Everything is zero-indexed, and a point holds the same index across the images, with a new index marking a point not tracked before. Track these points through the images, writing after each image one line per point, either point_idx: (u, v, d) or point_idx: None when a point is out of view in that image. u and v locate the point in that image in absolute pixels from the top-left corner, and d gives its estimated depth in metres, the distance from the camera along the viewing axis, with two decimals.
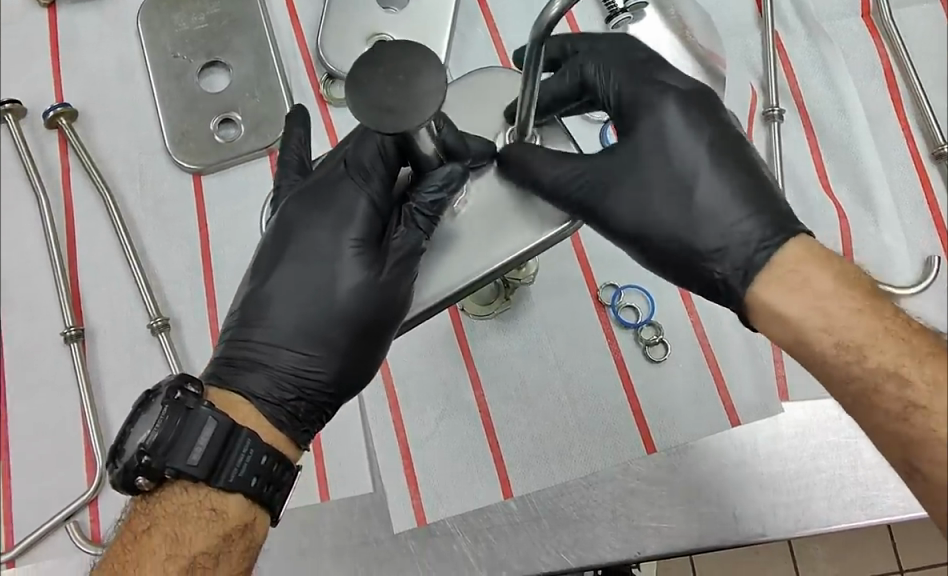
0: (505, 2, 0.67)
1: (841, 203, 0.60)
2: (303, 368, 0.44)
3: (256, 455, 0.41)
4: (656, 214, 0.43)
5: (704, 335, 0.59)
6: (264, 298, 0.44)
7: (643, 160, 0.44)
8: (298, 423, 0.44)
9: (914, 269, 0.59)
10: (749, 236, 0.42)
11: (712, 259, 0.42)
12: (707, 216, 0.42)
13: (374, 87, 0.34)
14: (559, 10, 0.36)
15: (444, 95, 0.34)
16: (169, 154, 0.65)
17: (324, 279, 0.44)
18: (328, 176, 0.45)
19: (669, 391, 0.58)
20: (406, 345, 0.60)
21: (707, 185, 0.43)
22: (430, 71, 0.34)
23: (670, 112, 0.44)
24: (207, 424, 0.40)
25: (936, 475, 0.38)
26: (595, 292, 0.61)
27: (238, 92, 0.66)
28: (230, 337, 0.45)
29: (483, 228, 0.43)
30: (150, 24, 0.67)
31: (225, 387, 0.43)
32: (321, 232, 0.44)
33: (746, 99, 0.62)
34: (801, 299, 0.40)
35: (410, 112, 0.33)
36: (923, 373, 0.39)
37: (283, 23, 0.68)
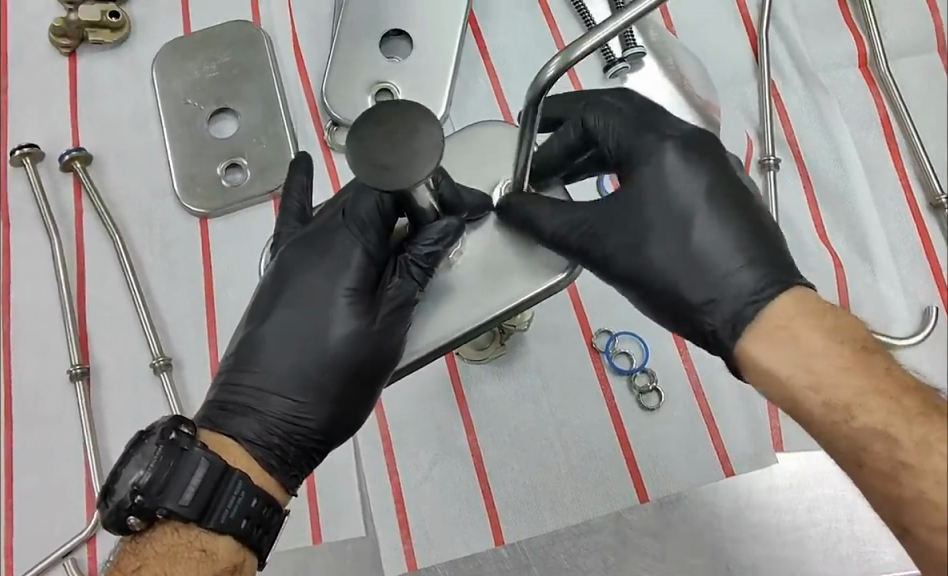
0: (506, 53, 0.69)
1: (837, 252, 0.60)
2: (293, 413, 0.44)
3: (247, 496, 0.42)
4: (648, 264, 0.42)
5: (698, 383, 0.59)
6: (257, 343, 0.45)
7: (640, 210, 0.42)
8: (288, 467, 0.44)
9: (911, 320, 0.59)
10: (745, 287, 0.40)
11: (703, 311, 0.41)
12: (708, 268, 0.41)
13: (374, 142, 0.36)
14: (554, 73, 0.35)
15: (440, 155, 0.36)
16: (178, 198, 0.67)
17: (316, 325, 0.45)
18: (326, 225, 0.46)
19: (663, 440, 0.58)
20: (401, 391, 0.60)
21: (705, 235, 0.41)
22: (427, 131, 0.36)
23: (669, 157, 0.43)
24: (200, 465, 0.41)
25: (925, 536, 0.37)
26: (590, 338, 0.60)
27: (246, 138, 0.67)
28: (222, 380, 0.46)
29: (483, 283, 0.45)
30: (164, 72, 0.70)
31: (217, 430, 0.44)
32: (316, 279, 0.45)
33: (742, 148, 0.63)
34: (785, 357, 0.39)
35: (406, 169, 0.35)
36: (911, 433, 0.37)
37: (290, 73, 0.69)
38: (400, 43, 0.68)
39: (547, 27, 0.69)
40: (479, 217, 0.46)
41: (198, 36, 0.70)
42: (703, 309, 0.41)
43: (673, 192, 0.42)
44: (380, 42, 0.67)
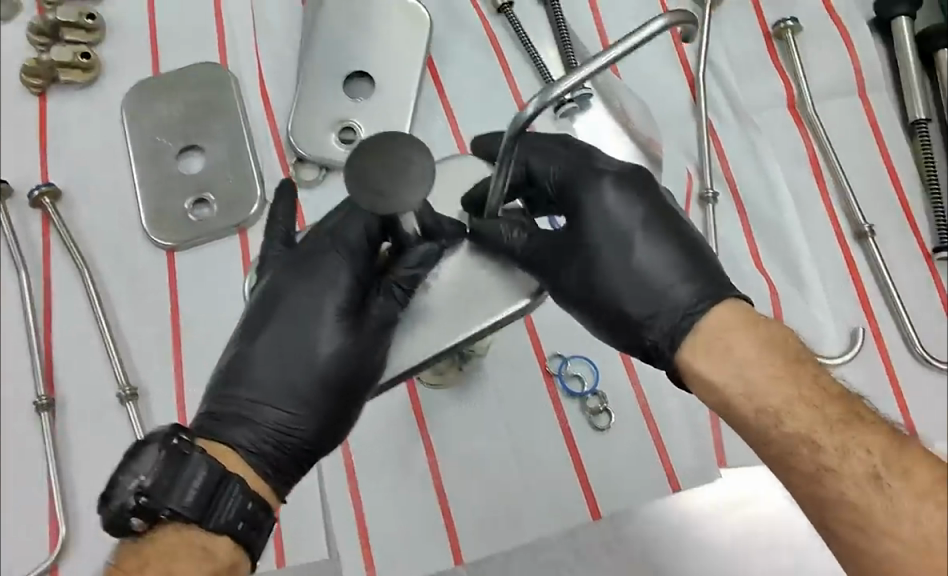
0: (463, 93, 0.73)
1: (772, 278, 0.65)
2: (286, 425, 0.46)
3: (243, 499, 0.43)
4: (600, 281, 0.45)
5: (647, 404, 0.62)
6: (251, 357, 0.48)
7: (585, 231, 0.46)
8: (281, 474, 0.47)
9: (841, 342, 0.63)
10: (680, 303, 0.43)
11: (644, 326, 0.44)
12: (652, 284, 0.44)
13: (370, 172, 0.40)
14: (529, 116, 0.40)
15: (429, 181, 0.40)
16: (146, 232, 0.69)
17: (307, 342, 0.47)
18: (314, 249, 0.50)
19: (615, 458, 0.61)
20: (364, 417, 0.63)
21: (647, 253, 0.45)
22: (419, 162, 0.41)
23: (608, 192, 0.46)
24: (201, 468, 0.43)
25: (842, 534, 0.40)
26: (544, 362, 0.63)
27: (213, 175, 0.70)
28: (215, 393, 0.48)
29: (457, 306, 0.48)
30: (133, 111, 0.72)
31: (212, 438, 0.46)
32: (308, 297, 0.48)
33: (682, 183, 0.67)
34: (719, 365, 0.42)
35: (400, 195, 0.40)
36: (832, 439, 0.40)
37: (256, 110, 0.72)
38: (362, 84, 0.71)
39: (502, 74, 0.73)
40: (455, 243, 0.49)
41: (166, 76, 0.73)
42: (648, 323, 0.44)
43: (613, 226, 0.46)
44: (343, 84, 0.71)
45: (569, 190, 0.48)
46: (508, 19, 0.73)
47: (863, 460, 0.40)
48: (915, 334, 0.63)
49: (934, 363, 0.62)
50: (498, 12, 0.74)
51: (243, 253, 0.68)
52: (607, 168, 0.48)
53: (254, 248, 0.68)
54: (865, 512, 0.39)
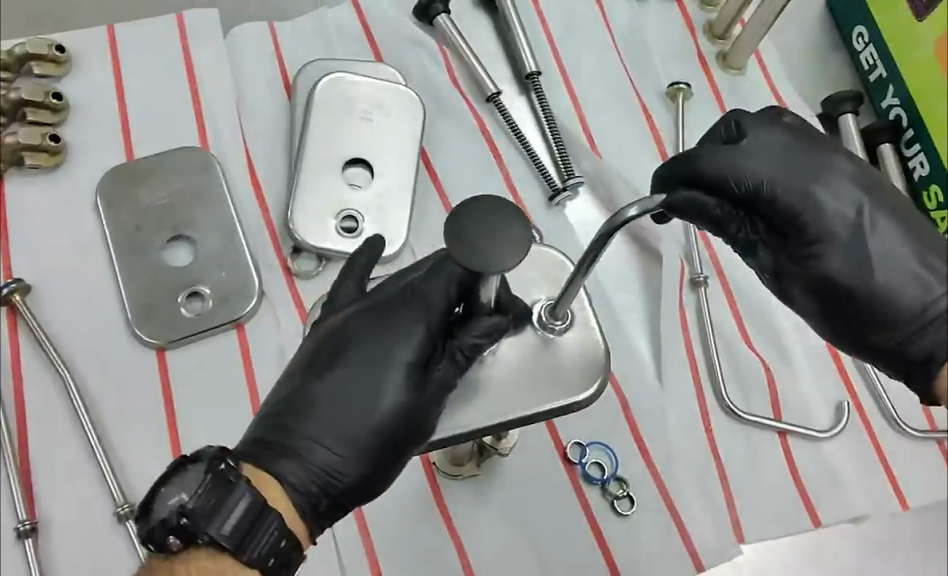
0: (457, 179, 0.74)
1: (763, 356, 0.68)
2: (334, 468, 0.42)
3: (278, 536, 0.40)
4: (832, 275, 0.42)
5: (664, 485, 0.63)
6: (308, 394, 0.43)
7: (818, 233, 0.41)
8: (318, 515, 0.43)
9: (828, 414, 0.67)
10: (942, 315, 0.40)
11: (897, 328, 0.41)
12: (893, 295, 0.40)
13: (469, 231, 0.37)
14: (634, 214, 0.39)
15: (528, 245, 0.37)
16: (131, 328, 0.64)
17: (371, 388, 0.43)
18: (390, 296, 0.45)
19: (640, 541, 0.62)
20: (387, 515, 0.61)
21: (893, 267, 0.41)
22: (515, 226, 0.38)
23: (844, 208, 0.41)
24: (245, 497, 0.40)
25: None
26: (563, 449, 0.64)
27: (204, 267, 0.67)
28: (270, 422, 0.44)
29: (529, 381, 0.46)
30: (109, 198, 0.68)
31: (260, 468, 0.42)
32: (375, 343, 0.43)
33: (675, 270, 0.69)
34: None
35: (498, 254, 0.37)
36: None
37: (246, 198, 0.70)
38: (358, 170, 0.71)
39: (494, 161, 0.75)
40: (517, 327, 0.46)
41: (146, 163, 0.69)
42: (906, 337, 0.41)
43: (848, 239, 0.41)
44: (341, 169, 0.71)
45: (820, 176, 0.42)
46: (497, 108, 0.75)
47: None
48: (885, 394, 0.67)
49: (904, 425, 0.65)
50: (486, 101, 0.76)
51: (242, 348, 0.65)
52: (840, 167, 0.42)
53: (254, 344, 0.65)
54: None
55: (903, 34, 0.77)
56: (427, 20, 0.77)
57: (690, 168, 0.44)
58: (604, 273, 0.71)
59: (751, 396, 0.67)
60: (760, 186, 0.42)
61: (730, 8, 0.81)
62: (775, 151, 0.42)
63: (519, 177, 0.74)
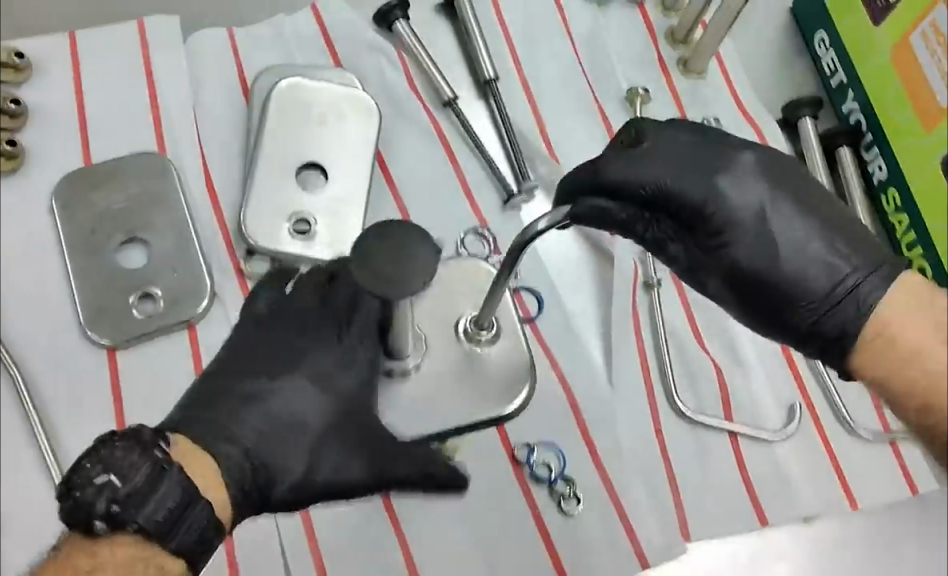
0: (413, 183, 0.74)
1: (715, 357, 0.68)
2: (274, 464, 0.45)
3: (207, 523, 0.41)
4: (742, 260, 0.42)
5: (612, 484, 0.63)
6: (244, 390, 0.46)
7: (724, 228, 0.42)
8: (243, 504, 0.44)
9: (780, 415, 0.66)
10: (851, 295, 0.40)
11: (804, 307, 0.41)
12: (800, 278, 0.41)
13: (377, 259, 0.40)
14: (546, 225, 0.45)
15: (432, 273, 0.40)
16: (83, 329, 0.65)
17: (316, 396, 0.48)
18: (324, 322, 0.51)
19: (586, 540, 0.62)
20: (335, 514, 0.62)
21: (796, 250, 0.41)
22: (422, 251, 0.40)
23: (742, 197, 0.42)
24: (178, 486, 0.40)
25: None
26: (511, 449, 0.64)
27: (158, 269, 0.68)
28: (202, 413, 0.45)
29: (460, 392, 0.62)
30: (65, 200, 0.69)
31: (194, 451, 0.43)
32: (317, 364, 0.49)
33: (628, 273, 0.69)
34: (886, 362, 0.39)
35: (401, 280, 0.40)
36: None
37: (202, 202, 0.70)
38: (313, 174, 0.72)
39: (450, 165, 0.75)
40: None
41: (103, 165, 0.70)
42: (816, 319, 0.41)
43: (754, 230, 0.41)
44: (295, 174, 0.71)
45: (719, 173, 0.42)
46: (455, 113, 0.76)
47: None
48: (839, 397, 0.66)
49: (857, 429, 0.65)
50: (443, 106, 0.76)
51: (192, 349, 0.65)
52: (741, 161, 0.42)
53: (205, 345, 0.66)
54: None
55: (863, 41, 0.76)
56: (386, 25, 0.77)
57: (599, 172, 0.44)
58: (557, 275, 0.71)
59: (703, 396, 0.66)
60: (658, 190, 0.42)
61: (691, 13, 0.81)
62: (682, 153, 0.43)
63: (475, 181, 0.75)
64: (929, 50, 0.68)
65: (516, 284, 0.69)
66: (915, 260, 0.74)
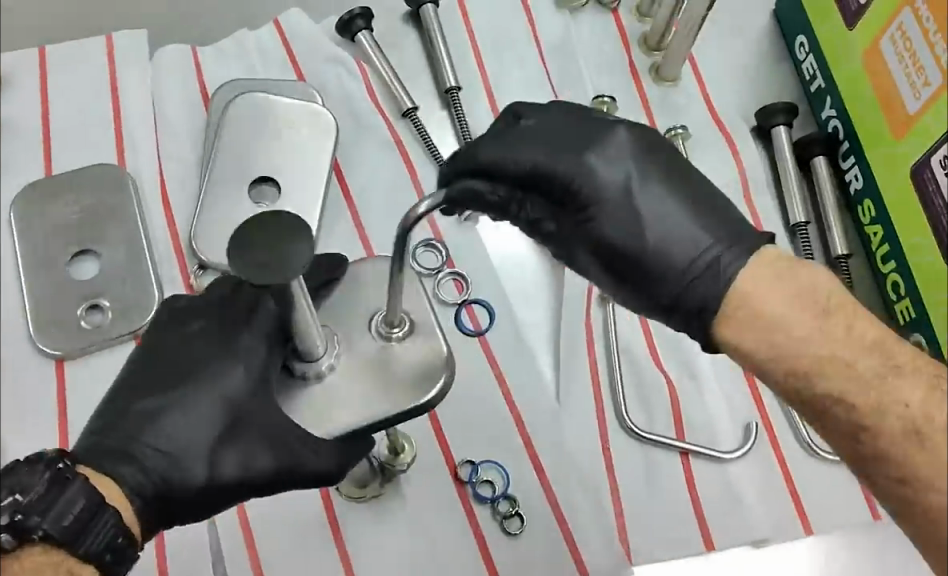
0: (369, 194, 0.73)
1: (669, 373, 0.67)
2: (172, 476, 0.42)
3: (115, 532, 0.41)
4: (611, 237, 0.42)
5: (557, 503, 0.62)
6: (141, 404, 0.43)
7: (599, 204, 0.42)
8: (151, 515, 0.42)
9: (735, 434, 0.65)
10: (713, 269, 0.41)
11: (665, 284, 0.42)
12: (664, 252, 0.42)
13: (250, 248, 0.36)
14: (426, 208, 0.40)
15: (315, 254, 0.37)
16: (32, 341, 0.66)
17: (211, 404, 0.42)
18: (231, 316, 0.45)
19: (527, 561, 0.60)
20: (270, 537, 0.59)
21: (656, 218, 0.42)
22: (305, 243, 0.37)
23: (607, 170, 0.42)
24: (81, 495, 0.40)
25: (932, 504, 0.39)
26: (453, 467, 0.62)
27: (108, 281, 0.68)
28: (105, 427, 0.43)
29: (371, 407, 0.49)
30: (22, 213, 0.70)
31: (97, 469, 0.42)
32: (215, 364, 0.43)
33: (582, 287, 0.68)
34: (755, 334, 0.40)
35: (283, 268, 0.36)
36: (862, 397, 0.40)
37: (155, 216, 0.71)
38: (266, 188, 0.72)
39: (407, 173, 0.74)
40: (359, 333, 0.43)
41: (60, 179, 0.71)
42: (684, 291, 0.41)
43: (622, 205, 0.42)
44: (249, 187, 0.72)
45: (584, 147, 0.43)
46: (413, 123, 0.75)
47: (902, 416, 0.40)
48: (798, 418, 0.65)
49: (817, 450, 0.64)
50: (402, 117, 0.76)
51: None
52: (614, 135, 0.43)
53: None
54: (919, 465, 0.39)
55: (838, 45, 0.71)
56: (348, 35, 0.78)
57: (473, 154, 0.43)
58: (511, 288, 0.70)
59: (654, 415, 0.65)
60: (532, 167, 0.43)
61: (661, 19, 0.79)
62: (551, 133, 0.44)
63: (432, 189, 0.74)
64: (898, 55, 0.63)
65: (466, 297, 0.68)
66: (889, 276, 0.69)
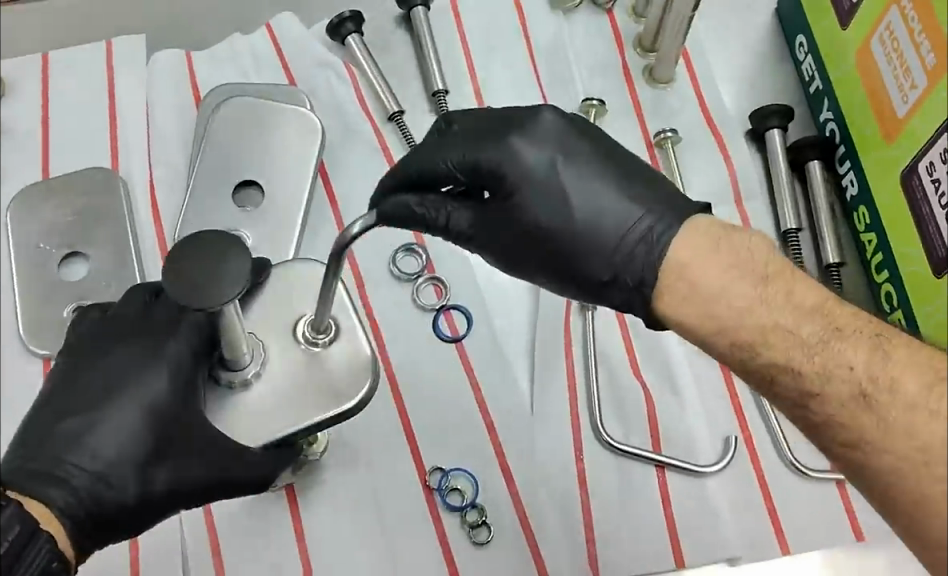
0: (353, 198, 0.74)
1: (647, 384, 0.66)
2: (103, 492, 0.46)
3: (48, 557, 0.44)
4: (546, 223, 0.46)
5: (525, 512, 0.61)
6: (64, 427, 0.47)
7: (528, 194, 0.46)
8: (84, 532, 0.46)
9: (714, 448, 0.64)
10: (636, 246, 0.45)
11: (597, 265, 0.46)
12: (593, 233, 0.45)
13: (187, 268, 0.39)
14: (359, 228, 0.43)
15: (245, 280, 0.39)
16: (21, 341, 0.68)
17: (135, 419, 0.47)
18: (148, 334, 0.49)
19: (492, 570, 0.60)
20: (235, 538, 0.59)
21: (582, 200, 0.46)
22: (236, 259, 0.39)
23: (531, 158, 0.46)
24: (14, 524, 0.42)
25: (874, 465, 0.41)
26: (424, 476, 0.62)
27: (96, 282, 0.70)
28: (32, 453, 0.46)
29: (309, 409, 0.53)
30: (18, 215, 0.72)
31: (27, 495, 0.45)
32: (137, 380, 0.48)
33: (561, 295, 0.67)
34: (692, 307, 0.44)
35: (212, 290, 0.39)
36: (806, 362, 0.43)
37: (146, 221, 0.73)
38: (251, 192, 0.73)
39: None
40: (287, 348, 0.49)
41: (53, 183, 0.73)
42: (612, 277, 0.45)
43: (551, 187, 0.46)
44: (233, 192, 0.73)
45: (510, 136, 0.47)
46: (398, 127, 0.76)
47: (846, 379, 0.42)
48: (782, 435, 0.63)
49: (800, 469, 0.62)
50: (389, 121, 0.76)
51: None
52: (541, 122, 0.47)
53: None
54: (861, 429, 0.41)
55: (831, 45, 0.70)
56: (339, 38, 0.78)
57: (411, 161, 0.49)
58: (490, 294, 0.70)
59: (630, 426, 0.64)
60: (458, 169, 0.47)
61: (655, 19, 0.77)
62: (474, 136, 0.48)
63: None
64: (886, 56, 0.62)
65: (445, 302, 0.67)
66: (883, 286, 0.66)
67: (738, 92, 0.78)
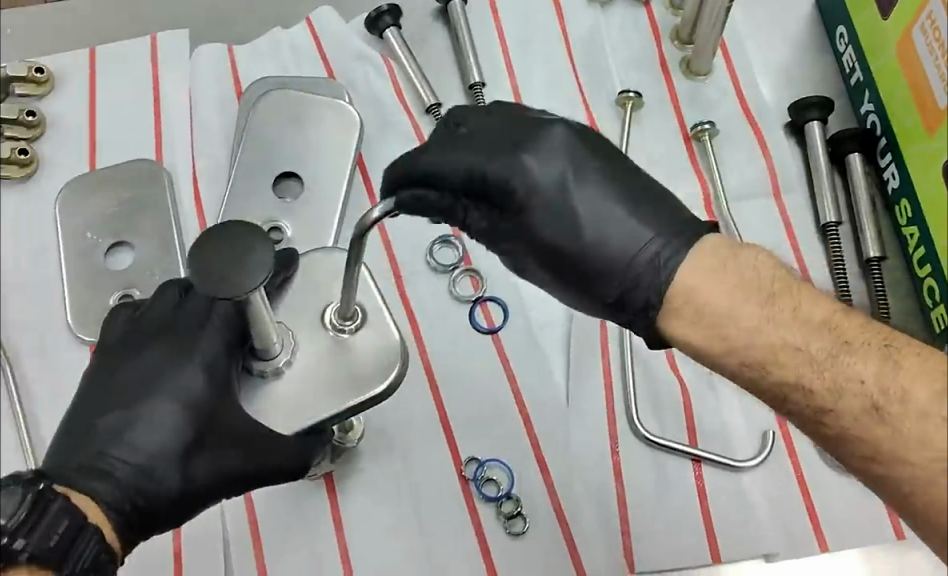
0: None
1: (683, 377, 0.65)
2: (146, 484, 0.47)
3: (98, 549, 0.45)
4: (552, 239, 0.45)
5: (559, 503, 0.62)
6: (106, 422, 0.48)
7: (535, 206, 0.45)
8: (130, 526, 0.48)
9: (752, 442, 0.64)
10: (647, 263, 0.43)
11: (602, 281, 0.44)
12: (601, 249, 0.44)
13: (211, 262, 0.40)
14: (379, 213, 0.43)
15: (271, 268, 0.40)
16: (69, 329, 0.70)
17: (172, 411, 0.48)
18: (180, 330, 0.50)
19: (527, 559, 0.60)
20: (274, 522, 0.61)
21: (590, 213, 0.44)
22: (261, 249, 0.40)
23: (537, 168, 0.45)
24: (63, 518, 0.44)
25: (896, 476, 0.40)
26: (460, 466, 0.63)
27: (141, 271, 0.72)
28: (76, 449, 0.48)
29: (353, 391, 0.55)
30: (66, 205, 0.74)
31: (73, 488, 0.46)
32: (172, 374, 0.49)
33: None
34: (700, 330, 0.43)
35: (238, 281, 0.39)
36: (817, 378, 0.42)
37: (189, 211, 0.74)
38: (290, 183, 0.74)
39: None
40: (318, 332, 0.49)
41: (101, 174, 0.75)
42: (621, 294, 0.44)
43: (557, 203, 0.44)
44: (273, 183, 0.74)
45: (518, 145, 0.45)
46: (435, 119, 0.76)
47: (859, 393, 0.41)
48: None
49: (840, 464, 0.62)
50: (426, 113, 0.77)
51: None
52: (551, 133, 0.45)
53: None
54: (883, 444, 0.40)
55: (872, 35, 0.69)
56: (377, 31, 0.79)
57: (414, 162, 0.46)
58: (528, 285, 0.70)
59: (666, 419, 0.64)
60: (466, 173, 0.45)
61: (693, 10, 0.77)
62: (484, 137, 0.46)
63: None
64: (928, 45, 0.61)
65: (481, 294, 0.68)
66: (925, 280, 0.65)
67: (777, 85, 0.77)
